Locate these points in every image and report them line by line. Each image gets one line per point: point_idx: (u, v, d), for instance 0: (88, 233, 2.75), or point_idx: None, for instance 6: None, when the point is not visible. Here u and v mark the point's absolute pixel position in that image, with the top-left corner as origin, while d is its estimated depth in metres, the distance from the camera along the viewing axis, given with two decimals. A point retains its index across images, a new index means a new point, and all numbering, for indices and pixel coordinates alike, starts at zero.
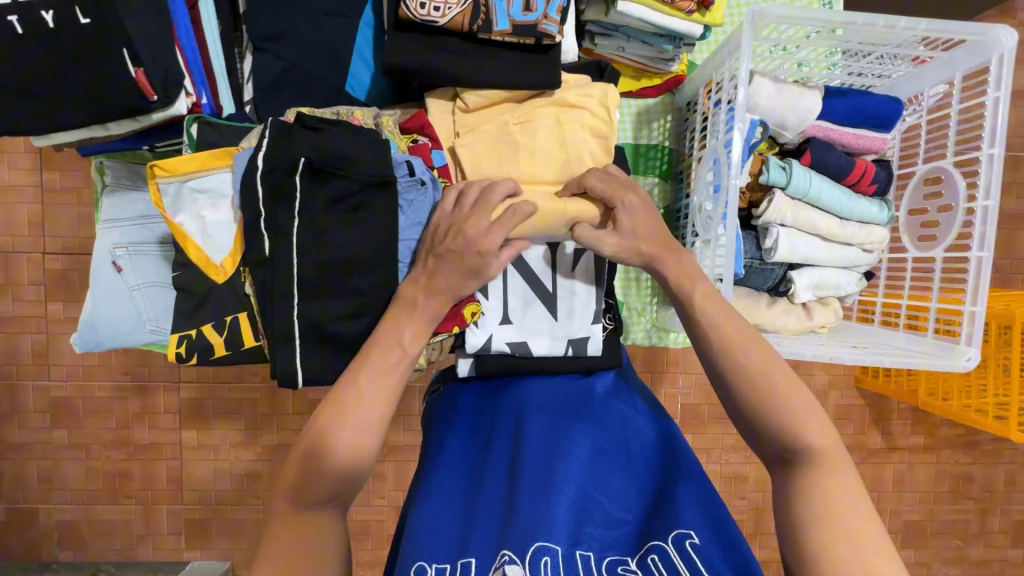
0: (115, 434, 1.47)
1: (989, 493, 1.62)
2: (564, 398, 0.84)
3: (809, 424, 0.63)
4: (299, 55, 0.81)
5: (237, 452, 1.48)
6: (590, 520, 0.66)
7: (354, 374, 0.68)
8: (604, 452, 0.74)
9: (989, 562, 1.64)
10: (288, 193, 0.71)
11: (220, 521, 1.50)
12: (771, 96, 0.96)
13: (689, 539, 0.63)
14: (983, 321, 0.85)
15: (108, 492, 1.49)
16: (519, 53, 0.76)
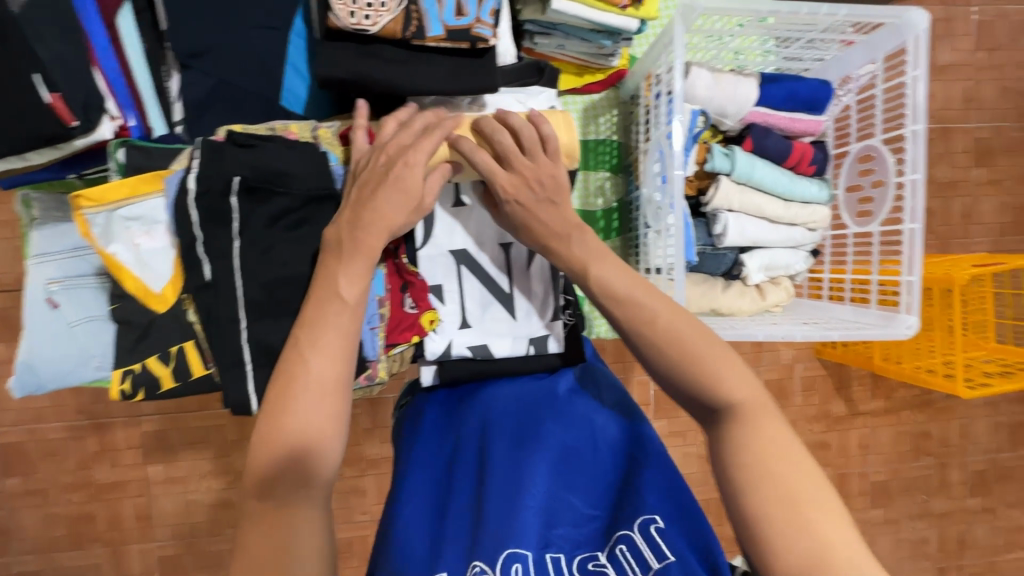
0: (74, 476, 1.40)
1: (946, 447, 1.71)
2: (530, 399, 0.83)
3: (730, 377, 0.65)
4: (230, 70, 0.78)
5: (207, 481, 1.42)
6: (559, 521, 0.67)
7: (297, 351, 0.65)
8: (572, 453, 0.75)
9: (952, 513, 1.73)
10: (223, 215, 0.68)
11: (196, 555, 1.44)
12: (707, 86, 0.99)
13: (654, 524, 0.64)
14: (918, 290, 0.88)
15: (72, 537, 1.41)
16: (456, 58, 0.75)
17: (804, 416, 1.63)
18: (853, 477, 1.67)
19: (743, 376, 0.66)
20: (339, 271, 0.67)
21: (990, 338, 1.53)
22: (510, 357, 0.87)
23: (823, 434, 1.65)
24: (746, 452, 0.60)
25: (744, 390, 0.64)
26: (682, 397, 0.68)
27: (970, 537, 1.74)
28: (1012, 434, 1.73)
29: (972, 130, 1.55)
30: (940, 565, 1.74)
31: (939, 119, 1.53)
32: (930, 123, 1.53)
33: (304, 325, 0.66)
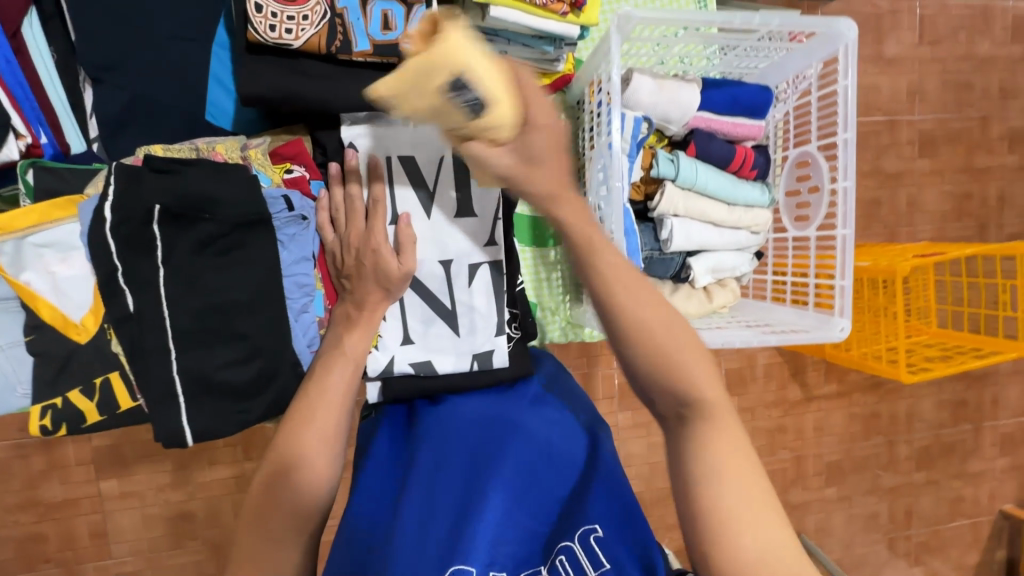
0: (21, 496, 1.34)
1: (894, 425, 1.80)
2: (493, 412, 0.82)
3: (699, 373, 0.57)
4: (147, 84, 0.74)
5: (165, 494, 1.38)
6: (509, 538, 0.67)
7: (308, 401, 0.70)
8: (531, 467, 0.73)
9: (900, 488, 1.82)
10: (146, 243, 0.65)
11: (157, 569, 1.40)
12: (650, 93, 0.99)
13: (594, 533, 0.66)
14: (851, 294, 0.91)
15: (23, 558, 1.36)
16: (386, 72, 0.73)
17: (763, 402, 1.68)
18: (808, 457, 1.74)
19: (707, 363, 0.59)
20: (348, 336, 0.76)
21: (932, 322, 1.61)
22: (452, 372, 0.86)
23: (781, 419, 1.70)
24: (704, 454, 0.55)
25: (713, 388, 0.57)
26: (649, 380, 0.59)
27: (916, 508, 1.84)
28: (955, 411, 1.82)
29: (915, 122, 1.60)
30: (890, 536, 1.83)
31: (885, 112, 1.58)
32: (877, 115, 1.58)
33: (313, 378, 0.72)
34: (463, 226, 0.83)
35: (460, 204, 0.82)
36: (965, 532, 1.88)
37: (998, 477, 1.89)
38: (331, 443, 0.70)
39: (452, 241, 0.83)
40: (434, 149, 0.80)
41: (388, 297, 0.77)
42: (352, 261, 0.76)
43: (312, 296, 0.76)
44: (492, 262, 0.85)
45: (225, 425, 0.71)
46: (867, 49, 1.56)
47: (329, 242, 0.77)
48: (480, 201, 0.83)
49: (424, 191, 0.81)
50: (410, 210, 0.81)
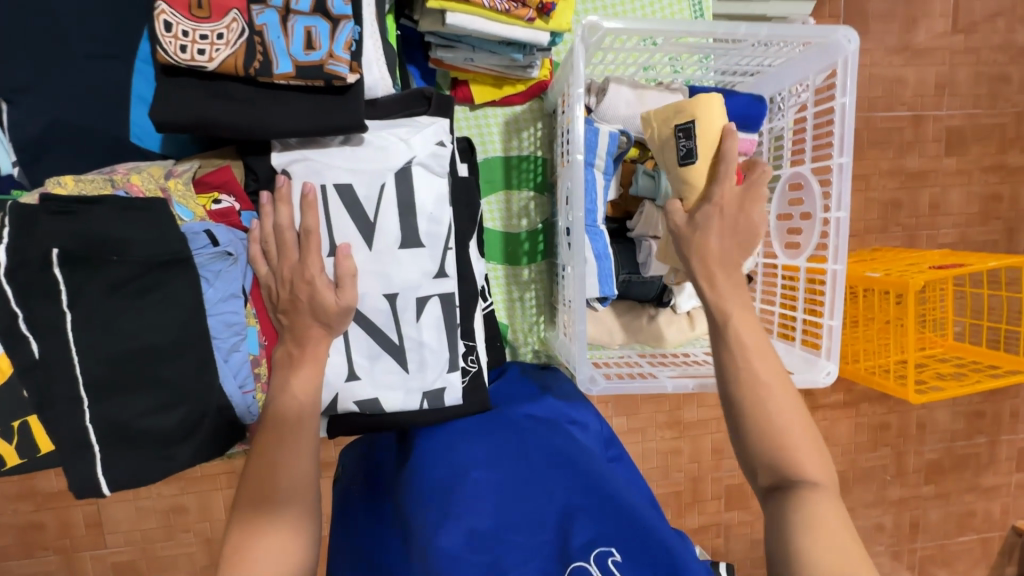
0: (15, 488, 1.36)
1: (903, 437, 1.71)
2: (454, 437, 0.81)
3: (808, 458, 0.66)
4: (65, 104, 0.68)
5: (154, 488, 1.39)
6: (510, 564, 0.69)
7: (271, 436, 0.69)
8: (503, 487, 0.74)
9: (907, 500, 1.74)
10: (48, 289, 0.60)
11: (150, 560, 1.41)
12: (629, 104, 0.91)
13: (611, 556, 0.69)
14: (840, 336, 0.82)
15: (18, 547, 1.38)
16: (314, 95, 0.66)
17: None
18: None
19: (816, 452, 0.67)
20: (292, 377, 0.71)
21: (948, 335, 1.51)
22: (401, 411, 0.81)
23: None
24: (806, 527, 0.62)
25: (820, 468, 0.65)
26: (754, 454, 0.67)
27: (922, 521, 1.76)
28: (970, 423, 1.72)
29: (942, 118, 1.46)
30: (893, 548, 1.76)
31: (911, 106, 1.45)
32: (902, 109, 1.44)
33: (266, 421, 0.70)
34: (410, 257, 0.75)
35: (405, 236, 0.74)
36: (974, 547, 1.79)
37: (1013, 493, 1.78)
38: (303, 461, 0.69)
39: (398, 274, 0.75)
40: (374, 175, 0.72)
41: (331, 332, 0.72)
42: (285, 296, 0.70)
43: (244, 335, 0.73)
44: (443, 296, 0.78)
45: (148, 473, 0.68)
46: (894, 37, 1.43)
47: (263, 275, 0.71)
48: (428, 230, 0.75)
49: (365, 222, 0.73)
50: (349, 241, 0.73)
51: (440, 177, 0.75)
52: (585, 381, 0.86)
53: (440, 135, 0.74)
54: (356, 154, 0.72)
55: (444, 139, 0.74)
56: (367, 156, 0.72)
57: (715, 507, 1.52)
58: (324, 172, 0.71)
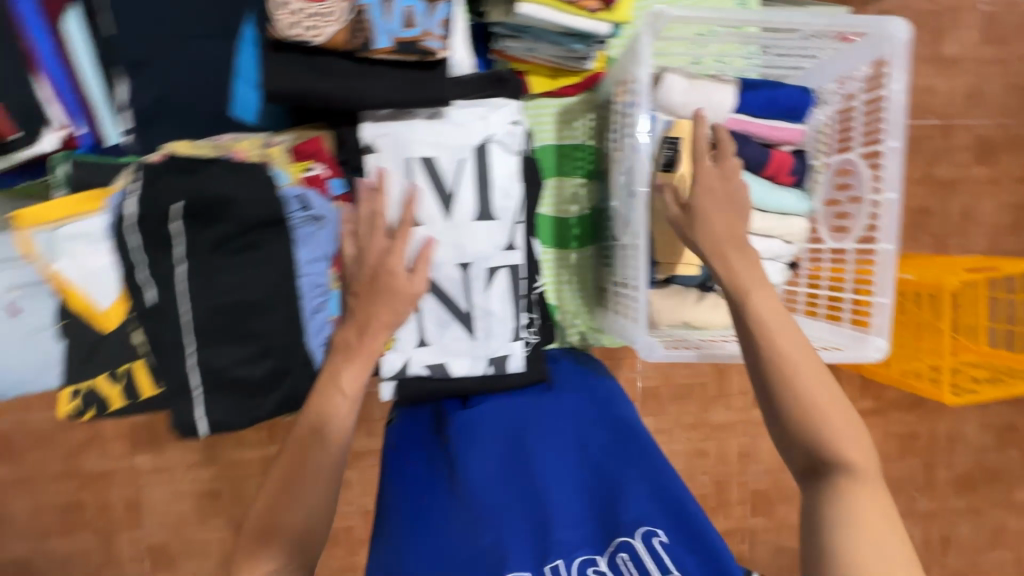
0: (61, 466, 1.45)
1: (932, 447, 1.70)
2: (509, 417, 0.83)
3: (847, 441, 0.63)
4: (171, 80, 0.77)
5: (192, 472, 1.47)
6: (554, 530, 0.66)
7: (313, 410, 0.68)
8: (554, 463, 0.75)
9: (936, 512, 1.73)
10: (165, 242, 0.66)
11: (181, 543, 1.49)
12: (682, 93, 0.95)
13: (656, 536, 0.62)
14: (893, 312, 0.85)
15: (61, 525, 1.47)
16: (405, 71, 0.72)
17: None
18: None
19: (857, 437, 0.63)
20: (347, 365, 0.71)
21: (982, 340, 1.43)
22: (467, 375, 0.86)
23: None
24: (847, 509, 0.59)
25: (859, 452, 0.62)
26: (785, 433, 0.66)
27: (952, 535, 1.74)
28: (1001, 436, 1.71)
29: (972, 127, 1.48)
30: (923, 562, 1.74)
31: (940, 116, 1.47)
32: (932, 119, 1.47)
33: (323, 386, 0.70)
34: (484, 229, 0.80)
35: (480, 209, 0.80)
36: (1006, 564, 1.76)
37: None
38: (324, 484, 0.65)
39: (472, 244, 0.80)
40: (455, 150, 0.78)
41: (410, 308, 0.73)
42: (364, 279, 0.72)
43: (327, 295, 0.76)
44: (510, 267, 0.84)
45: (237, 420, 0.72)
46: (923, 48, 1.46)
47: (346, 254, 0.75)
48: (502, 204, 0.80)
49: (445, 193, 0.78)
50: (429, 211, 0.78)
51: (514, 153, 0.80)
52: (647, 348, 0.91)
53: (514, 114, 0.80)
54: (439, 129, 0.77)
55: (519, 118, 0.80)
56: (449, 132, 0.78)
57: (740, 512, 1.53)
58: (407, 143, 0.76)
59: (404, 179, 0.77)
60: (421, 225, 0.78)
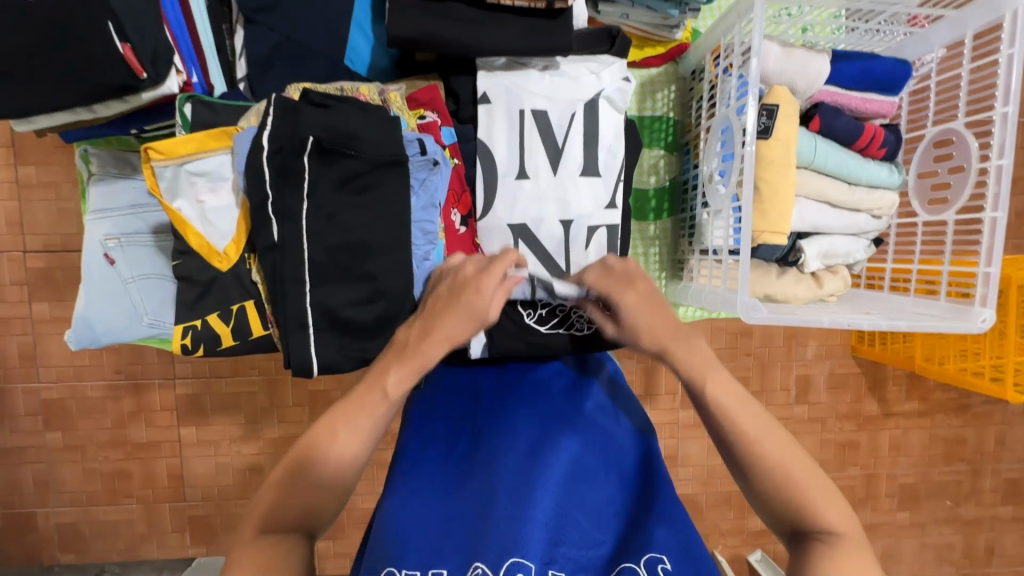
0: (110, 434, 1.48)
1: (980, 453, 1.66)
2: (548, 408, 0.80)
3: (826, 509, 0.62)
4: (291, 26, 0.76)
5: (237, 446, 1.50)
6: (565, 539, 0.62)
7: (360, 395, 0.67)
8: (584, 467, 0.71)
9: (981, 521, 1.68)
10: (297, 176, 0.67)
11: (223, 516, 1.52)
12: (778, 60, 0.94)
13: (661, 564, 0.60)
14: (998, 282, 0.83)
15: (108, 492, 1.50)
16: (530, 18, 0.72)
17: (835, 413, 1.60)
18: (881, 478, 1.64)
19: (825, 489, 0.64)
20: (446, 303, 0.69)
21: None
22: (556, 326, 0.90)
23: (853, 434, 1.61)
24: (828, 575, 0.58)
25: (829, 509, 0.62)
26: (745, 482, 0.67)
27: (997, 545, 1.69)
28: None
29: None
30: (964, 571, 1.69)
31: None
32: None
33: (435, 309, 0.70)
34: (588, 185, 0.81)
35: (586, 163, 0.81)
36: None
37: None
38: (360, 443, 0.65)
39: (576, 199, 0.81)
40: (566, 104, 0.80)
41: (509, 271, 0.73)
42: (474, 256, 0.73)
43: (434, 244, 0.76)
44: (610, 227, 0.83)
45: (341, 363, 0.72)
46: None
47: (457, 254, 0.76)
48: (606, 161, 0.81)
49: (553, 146, 0.80)
50: (536, 162, 0.80)
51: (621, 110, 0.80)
52: (748, 308, 0.86)
53: (624, 71, 0.81)
54: (552, 84, 0.80)
55: (628, 76, 0.81)
56: (561, 87, 0.80)
57: None
58: (519, 96, 0.79)
59: (515, 130, 0.79)
60: (528, 176, 0.80)
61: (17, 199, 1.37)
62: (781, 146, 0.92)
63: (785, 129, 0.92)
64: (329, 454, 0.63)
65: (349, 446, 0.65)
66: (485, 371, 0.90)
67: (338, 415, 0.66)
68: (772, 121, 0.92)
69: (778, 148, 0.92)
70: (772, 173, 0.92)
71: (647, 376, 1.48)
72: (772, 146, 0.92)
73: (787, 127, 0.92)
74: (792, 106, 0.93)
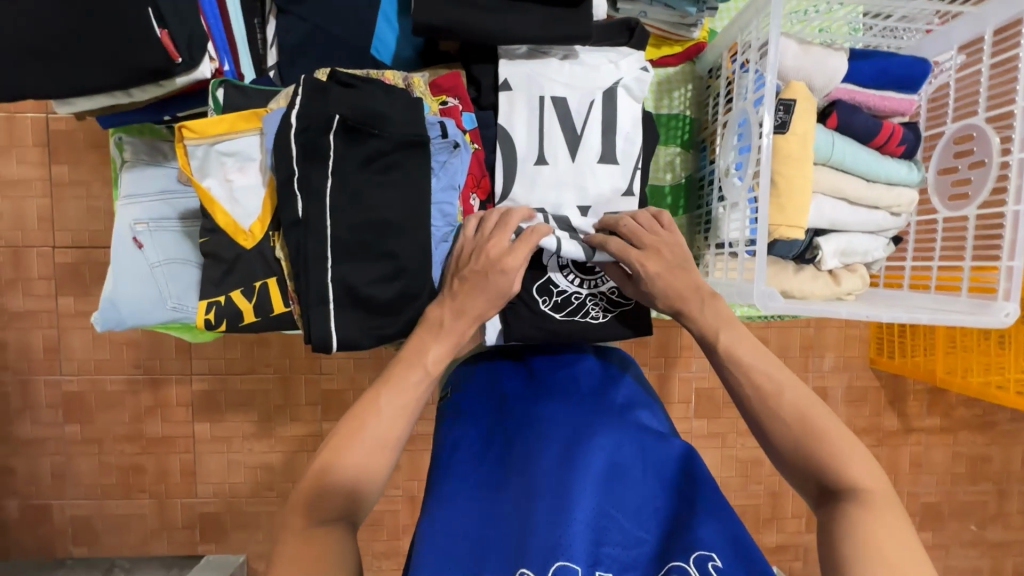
0: (126, 428, 1.50)
1: (1007, 474, 1.61)
2: (579, 409, 0.80)
3: (858, 469, 0.62)
4: (322, 16, 0.80)
5: (249, 444, 1.51)
6: (608, 539, 0.63)
7: (374, 402, 0.68)
8: (621, 466, 0.71)
9: (1008, 544, 1.62)
10: (323, 153, 0.69)
11: (233, 515, 1.53)
12: (796, 57, 0.95)
13: (711, 561, 0.59)
14: (1021, 275, 0.82)
15: (121, 486, 1.52)
16: (551, 8, 0.75)
17: (853, 427, 1.57)
18: (902, 496, 1.59)
19: (863, 460, 0.63)
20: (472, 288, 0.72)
21: None
22: (574, 315, 0.89)
23: (872, 449, 1.58)
24: (859, 536, 0.57)
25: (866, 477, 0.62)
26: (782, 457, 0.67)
27: None
28: None
29: None
30: None
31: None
32: None
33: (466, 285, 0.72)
34: (605, 172, 0.82)
35: (604, 150, 0.82)
36: None
37: None
38: (403, 418, 0.68)
39: (593, 184, 0.82)
40: (586, 92, 0.82)
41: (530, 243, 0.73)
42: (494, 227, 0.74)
43: (453, 227, 0.77)
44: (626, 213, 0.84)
45: (361, 340, 0.73)
46: None
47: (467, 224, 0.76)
48: (623, 148, 0.82)
49: (572, 133, 0.82)
50: (556, 151, 0.82)
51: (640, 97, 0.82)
52: (766, 297, 0.86)
53: (643, 62, 0.83)
54: (572, 72, 0.82)
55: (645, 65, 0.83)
56: (581, 75, 0.82)
57: (795, 527, 1.53)
58: (538, 85, 0.81)
59: (535, 116, 0.81)
60: (548, 162, 0.81)
61: (48, 197, 1.43)
62: (797, 140, 0.92)
63: (803, 124, 0.92)
64: (375, 433, 0.66)
65: (393, 425, 0.67)
66: (508, 365, 0.91)
67: (381, 391, 0.69)
68: (790, 117, 0.92)
69: (795, 145, 0.92)
70: (792, 168, 0.92)
71: (660, 384, 1.47)
72: (790, 140, 0.92)
73: (804, 121, 0.93)
74: (808, 100, 0.93)
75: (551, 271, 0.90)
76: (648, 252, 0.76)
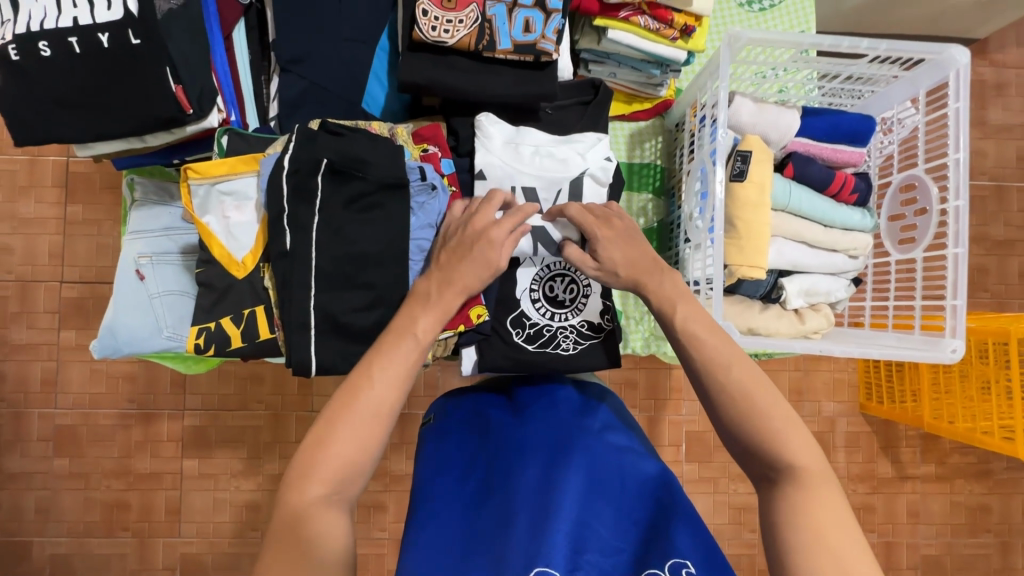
0: (115, 463, 1.52)
1: (1007, 525, 1.59)
2: (557, 429, 0.81)
3: (797, 444, 0.64)
4: (321, 75, 0.89)
5: (236, 481, 1.52)
6: (587, 546, 0.63)
7: (367, 367, 0.67)
8: (599, 483, 0.72)
9: None
10: (311, 193, 0.77)
11: (216, 555, 1.52)
12: (751, 112, 1.03)
13: (685, 568, 0.61)
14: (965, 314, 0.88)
15: (105, 523, 1.52)
16: (521, 69, 0.85)
17: (847, 474, 1.56)
18: (899, 547, 1.56)
19: (805, 442, 0.65)
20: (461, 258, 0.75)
21: None
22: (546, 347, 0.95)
23: (867, 497, 1.57)
24: (805, 522, 0.59)
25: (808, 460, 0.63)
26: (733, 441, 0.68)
27: None
28: None
29: None
30: None
31: (992, 177, 1.55)
32: (983, 179, 1.55)
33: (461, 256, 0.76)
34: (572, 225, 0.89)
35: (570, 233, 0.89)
36: None
37: None
38: (398, 387, 0.66)
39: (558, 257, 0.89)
40: (554, 181, 0.89)
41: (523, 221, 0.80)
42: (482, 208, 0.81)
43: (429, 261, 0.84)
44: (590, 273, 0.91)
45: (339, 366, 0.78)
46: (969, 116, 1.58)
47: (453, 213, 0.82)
48: None
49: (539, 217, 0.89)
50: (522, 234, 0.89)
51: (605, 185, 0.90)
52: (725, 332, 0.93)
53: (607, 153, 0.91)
54: (542, 163, 0.89)
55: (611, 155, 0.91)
56: (550, 166, 0.89)
57: None
58: (510, 168, 0.89)
59: None
60: None
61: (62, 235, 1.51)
62: (756, 185, 0.99)
63: (761, 171, 1.00)
64: (370, 399, 0.64)
65: (386, 394, 0.65)
66: (489, 395, 0.92)
67: (371, 361, 0.67)
68: (750, 166, 0.99)
69: (755, 191, 0.99)
70: (750, 212, 0.99)
71: (649, 426, 1.49)
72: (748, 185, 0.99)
73: (760, 171, 1.00)
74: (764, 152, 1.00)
75: (523, 305, 0.96)
76: (601, 221, 0.83)
